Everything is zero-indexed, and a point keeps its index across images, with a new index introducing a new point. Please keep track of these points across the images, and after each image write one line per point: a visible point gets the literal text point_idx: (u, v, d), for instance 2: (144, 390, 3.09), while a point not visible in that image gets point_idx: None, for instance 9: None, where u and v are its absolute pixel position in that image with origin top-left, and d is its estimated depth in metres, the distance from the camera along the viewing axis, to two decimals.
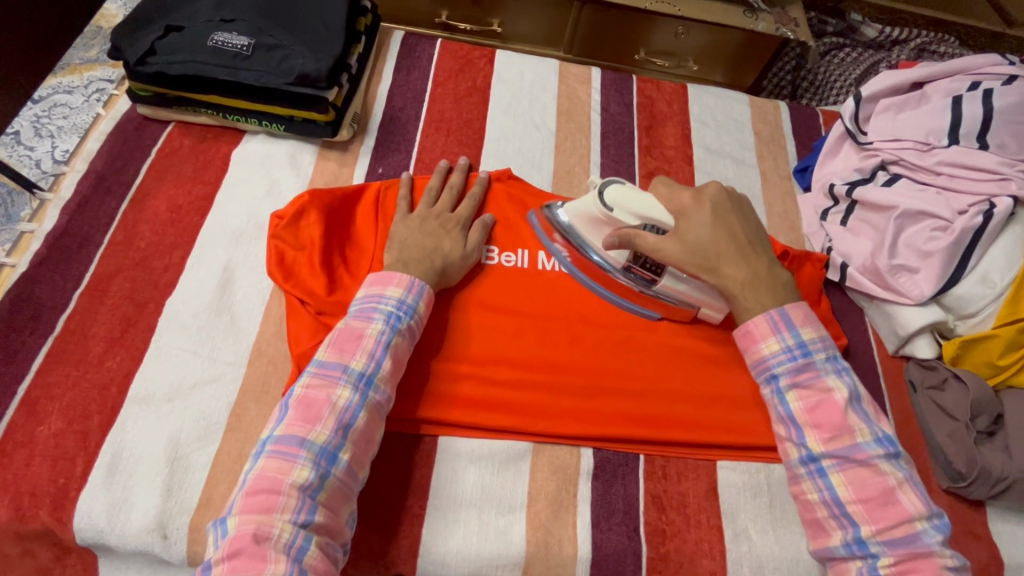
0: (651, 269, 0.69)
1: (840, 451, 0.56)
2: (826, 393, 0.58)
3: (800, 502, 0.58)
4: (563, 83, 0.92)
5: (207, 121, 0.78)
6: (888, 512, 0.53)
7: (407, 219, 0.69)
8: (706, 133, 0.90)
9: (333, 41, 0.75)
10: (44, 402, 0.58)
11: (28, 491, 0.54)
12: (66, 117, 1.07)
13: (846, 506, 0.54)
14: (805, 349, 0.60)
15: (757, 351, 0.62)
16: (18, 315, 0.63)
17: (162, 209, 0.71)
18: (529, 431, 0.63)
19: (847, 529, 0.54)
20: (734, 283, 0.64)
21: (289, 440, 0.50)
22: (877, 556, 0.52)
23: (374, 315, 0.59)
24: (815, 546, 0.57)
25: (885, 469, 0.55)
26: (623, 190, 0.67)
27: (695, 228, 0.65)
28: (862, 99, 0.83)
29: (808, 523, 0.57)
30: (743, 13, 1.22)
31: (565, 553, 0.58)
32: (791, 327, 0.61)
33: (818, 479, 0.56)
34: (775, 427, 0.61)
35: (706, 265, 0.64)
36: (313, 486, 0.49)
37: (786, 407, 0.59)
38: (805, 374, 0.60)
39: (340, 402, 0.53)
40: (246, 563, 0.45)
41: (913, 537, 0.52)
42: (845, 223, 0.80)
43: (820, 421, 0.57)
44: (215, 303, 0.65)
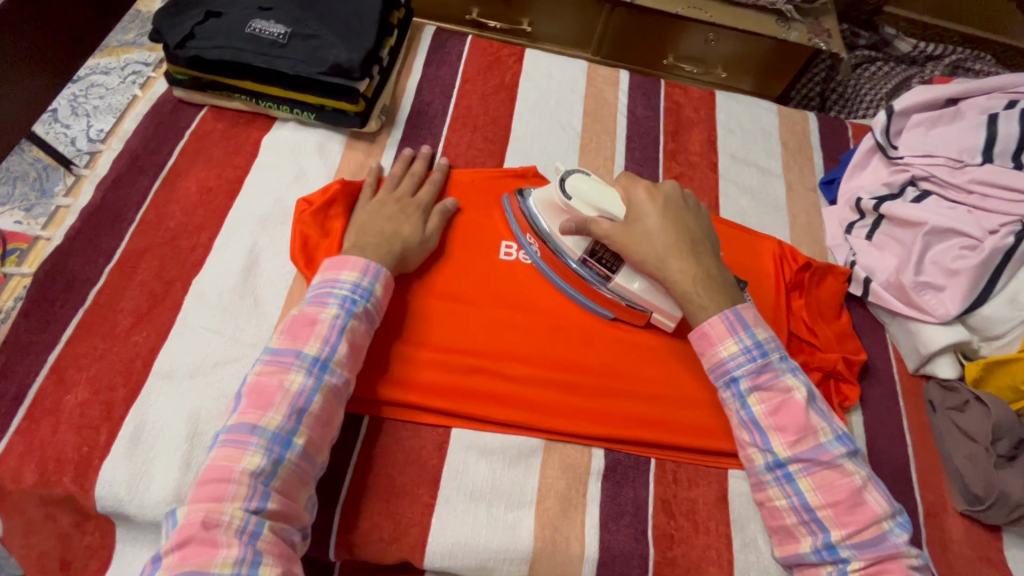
0: (606, 266, 0.68)
1: (805, 454, 0.57)
2: (787, 394, 0.59)
3: (767, 509, 0.59)
4: (590, 84, 0.92)
5: (239, 106, 0.79)
6: (855, 515, 0.55)
7: (368, 204, 0.70)
8: (732, 140, 0.89)
9: (368, 32, 0.75)
10: (72, 371, 0.60)
11: (53, 457, 0.56)
12: (102, 97, 1.10)
13: (816, 511, 0.56)
14: (762, 350, 0.61)
15: (715, 355, 0.62)
16: (51, 286, 0.64)
17: (193, 191, 0.72)
18: (541, 428, 0.63)
19: (817, 534, 0.55)
20: (687, 280, 0.64)
21: (240, 427, 0.51)
22: (847, 560, 0.54)
23: (328, 300, 0.60)
24: (782, 552, 0.58)
25: (850, 468, 0.56)
26: (586, 181, 0.69)
27: (648, 224, 0.65)
28: (895, 113, 0.82)
29: (776, 530, 0.58)
30: (776, 22, 1.21)
31: (571, 551, 0.58)
32: (747, 328, 0.62)
33: (786, 485, 0.57)
34: (737, 432, 0.61)
35: (660, 261, 0.64)
36: (265, 473, 0.50)
37: (747, 412, 0.60)
38: (765, 375, 0.60)
39: (293, 387, 0.54)
40: (196, 550, 0.46)
41: (880, 538, 0.54)
42: (870, 238, 0.79)
43: (783, 424, 0.58)
44: (240, 285, 0.67)
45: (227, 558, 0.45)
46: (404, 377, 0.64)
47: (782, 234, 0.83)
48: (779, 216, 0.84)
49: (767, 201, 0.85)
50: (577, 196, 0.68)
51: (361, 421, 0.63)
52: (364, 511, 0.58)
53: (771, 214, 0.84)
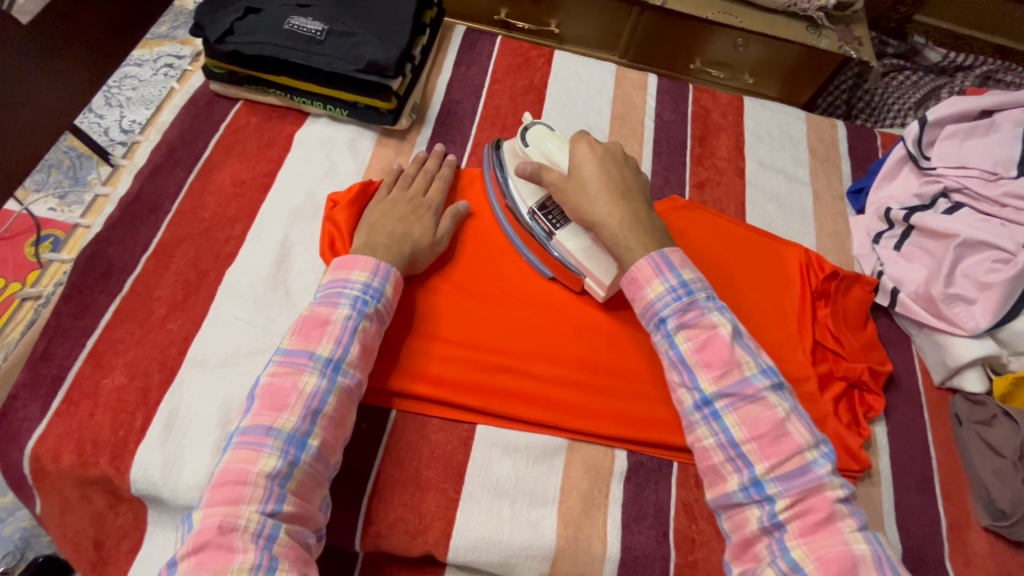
0: (552, 221, 0.70)
1: (729, 389, 0.55)
2: (712, 330, 0.58)
3: (696, 451, 0.57)
4: (618, 87, 0.92)
5: (274, 101, 0.81)
6: (778, 447, 0.53)
7: (380, 203, 0.71)
8: (760, 147, 0.89)
9: (402, 30, 0.76)
10: (109, 356, 0.61)
11: (90, 439, 0.57)
12: (135, 88, 1.16)
13: (741, 446, 0.54)
14: (688, 289, 0.60)
15: (643, 297, 0.61)
16: (91, 273, 0.66)
17: (228, 183, 0.74)
18: (565, 427, 0.64)
19: (743, 470, 0.53)
20: (614, 223, 0.63)
21: (255, 429, 0.52)
22: (773, 497, 0.52)
23: (339, 300, 0.60)
24: (713, 495, 0.55)
25: (773, 401, 0.55)
26: (545, 134, 0.72)
27: (583, 170, 0.66)
28: (928, 124, 0.81)
29: (705, 471, 0.56)
30: (807, 29, 1.20)
31: (593, 551, 0.59)
32: (673, 268, 0.60)
33: (713, 423, 0.55)
34: (668, 375, 0.60)
35: (589, 202, 0.65)
36: (281, 475, 0.50)
37: (675, 351, 0.58)
38: (691, 313, 0.59)
39: (307, 388, 0.54)
40: (213, 555, 0.46)
41: (804, 469, 0.52)
42: (899, 248, 0.78)
43: (709, 359, 0.57)
44: (272, 277, 0.68)
45: (243, 563, 0.45)
46: (438, 376, 0.65)
47: (808, 242, 0.82)
48: (805, 224, 0.84)
49: (793, 209, 0.85)
50: (530, 149, 0.71)
51: (388, 414, 0.64)
52: (389, 502, 0.59)
53: (798, 221, 0.84)
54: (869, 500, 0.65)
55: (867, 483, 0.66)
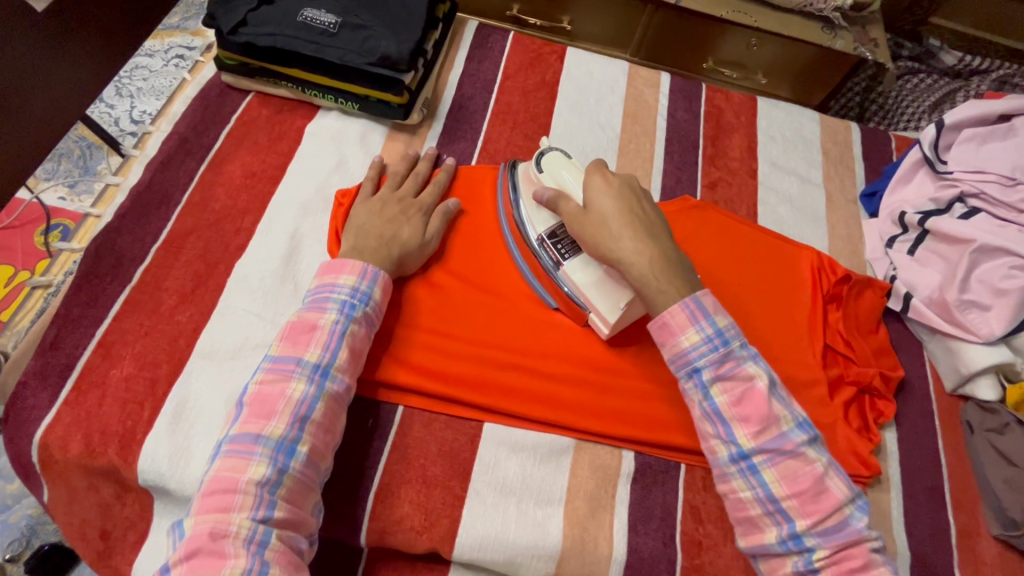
0: (561, 251, 0.67)
1: (769, 445, 0.54)
2: (749, 382, 0.56)
3: (731, 501, 0.56)
4: (631, 85, 0.91)
5: (285, 94, 0.80)
6: (819, 503, 0.52)
7: (368, 202, 0.70)
8: (773, 148, 0.88)
9: (415, 24, 0.75)
10: (118, 346, 0.61)
11: (98, 429, 0.57)
12: (146, 79, 1.17)
13: (781, 502, 0.53)
14: (724, 338, 0.57)
15: (675, 345, 0.58)
16: (101, 262, 0.66)
17: (238, 174, 0.73)
18: (573, 427, 0.64)
19: (782, 524, 0.53)
20: (642, 262, 0.59)
21: (244, 437, 0.50)
22: (812, 551, 0.52)
23: (327, 305, 0.59)
24: (747, 542, 0.55)
25: (812, 456, 0.54)
26: (561, 163, 0.69)
27: (603, 204, 0.62)
28: (944, 127, 0.80)
29: (741, 521, 0.56)
30: (822, 29, 1.18)
31: (599, 552, 0.58)
32: (708, 316, 0.57)
33: (751, 477, 0.54)
34: (699, 424, 0.58)
35: (612, 239, 0.61)
36: (271, 482, 0.48)
37: (710, 403, 0.56)
38: (727, 364, 0.57)
39: (294, 395, 0.53)
40: (203, 561, 0.44)
41: (843, 524, 0.52)
42: (913, 252, 0.77)
43: (747, 414, 0.55)
44: (281, 269, 0.68)
45: (235, 568, 0.44)
46: (446, 373, 0.64)
47: (820, 244, 0.82)
48: (818, 226, 0.83)
49: (805, 211, 0.84)
50: (547, 179, 0.68)
51: (396, 409, 0.63)
52: (395, 498, 0.59)
53: (810, 224, 0.83)
54: (878, 507, 0.65)
55: (876, 489, 0.66)
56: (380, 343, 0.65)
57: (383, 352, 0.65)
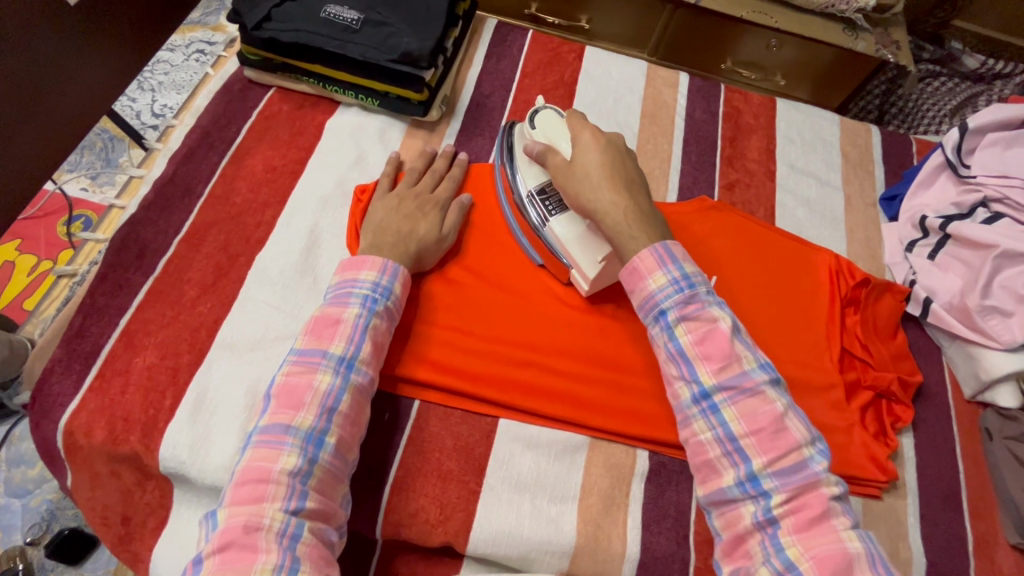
0: (548, 208, 0.68)
1: (730, 382, 0.54)
2: (713, 324, 0.56)
3: (691, 446, 0.55)
4: (649, 84, 0.91)
5: (306, 89, 0.81)
6: (777, 442, 0.52)
7: (386, 199, 0.70)
8: (792, 149, 0.88)
9: (437, 21, 0.76)
10: (141, 335, 0.62)
11: (122, 416, 0.58)
12: (167, 73, 1.19)
13: (738, 440, 0.53)
14: (690, 281, 0.57)
15: (644, 288, 0.58)
16: (126, 253, 0.67)
17: (259, 168, 0.74)
18: (588, 425, 0.64)
19: (740, 465, 0.52)
20: (617, 212, 0.60)
21: (274, 428, 0.51)
22: (768, 492, 0.51)
23: (350, 299, 0.59)
24: (705, 491, 0.54)
25: (772, 395, 0.54)
26: (553, 119, 0.69)
27: (586, 156, 0.62)
28: (969, 131, 0.79)
29: (700, 466, 0.55)
30: (843, 31, 1.17)
31: (613, 550, 0.59)
32: (676, 260, 0.58)
33: (711, 416, 0.54)
34: (665, 368, 0.58)
35: (591, 188, 0.61)
36: (303, 472, 0.49)
37: (675, 343, 0.57)
38: (692, 306, 0.57)
39: (322, 386, 0.53)
40: (236, 555, 0.45)
41: (800, 465, 0.51)
42: (933, 257, 0.77)
43: (709, 352, 0.55)
44: (301, 263, 0.68)
45: (266, 563, 0.44)
46: (465, 371, 0.65)
47: (838, 248, 0.81)
48: (836, 229, 0.82)
49: (824, 214, 0.83)
50: (537, 134, 0.69)
51: (412, 403, 0.64)
52: (411, 491, 0.60)
53: (828, 227, 0.82)
54: (894, 513, 0.65)
55: (892, 494, 0.66)
56: (399, 339, 0.65)
57: (399, 348, 0.65)
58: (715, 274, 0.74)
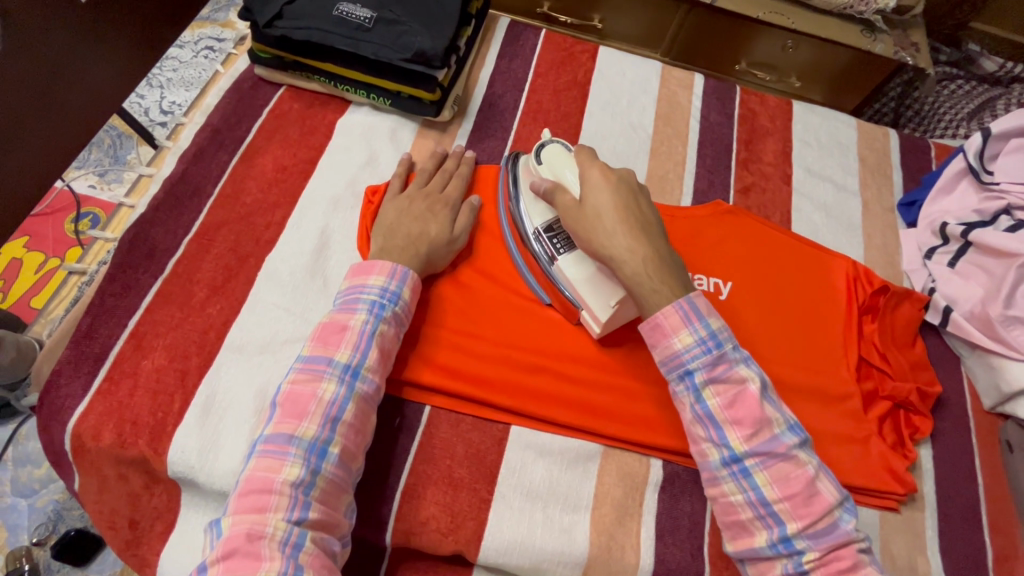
0: (556, 246, 0.65)
1: (762, 448, 0.53)
2: (742, 385, 0.54)
3: (721, 505, 0.55)
4: (664, 85, 0.90)
5: (317, 88, 0.80)
6: (811, 506, 0.51)
7: (396, 200, 0.69)
8: (809, 153, 0.86)
9: (450, 21, 0.74)
10: (150, 337, 0.61)
11: (130, 419, 0.58)
12: (175, 70, 1.18)
13: (772, 504, 0.52)
14: (717, 340, 0.55)
15: (669, 347, 0.56)
16: (134, 253, 0.66)
17: (269, 168, 0.73)
18: (601, 433, 0.63)
19: (773, 528, 0.52)
20: (635, 261, 0.57)
21: (278, 437, 0.50)
22: (803, 553, 0.50)
23: (357, 305, 0.58)
24: (736, 546, 0.54)
25: (803, 458, 0.53)
26: (560, 154, 0.65)
27: (598, 198, 0.59)
28: (991, 136, 0.77)
29: (730, 525, 0.54)
30: (862, 32, 1.16)
31: (626, 560, 0.58)
32: (701, 317, 0.56)
33: (743, 480, 0.53)
34: (691, 427, 0.56)
35: (605, 234, 0.58)
36: (305, 483, 0.48)
37: (703, 406, 0.55)
38: (720, 367, 0.55)
39: (326, 396, 0.52)
40: (240, 563, 0.44)
41: (833, 527, 0.51)
42: (953, 265, 0.75)
43: (740, 417, 0.53)
44: (311, 265, 0.67)
45: (270, 571, 0.44)
46: (480, 377, 0.63)
47: (855, 254, 0.80)
48: (853, 235, 0.81)
49: (841, 219, 0.82)
50: (545, 170, 0.65)
51: (423, 410, 0.63)
52: (422, 499, 0.59)
53: (845, 232, 0.81)
54: (913, 526, 0.63)
55: (910, 507, 0.64)
56: (407, 342, 0.64)
57: (409, 350, 0.64)
58: (731, 279, 0.73)
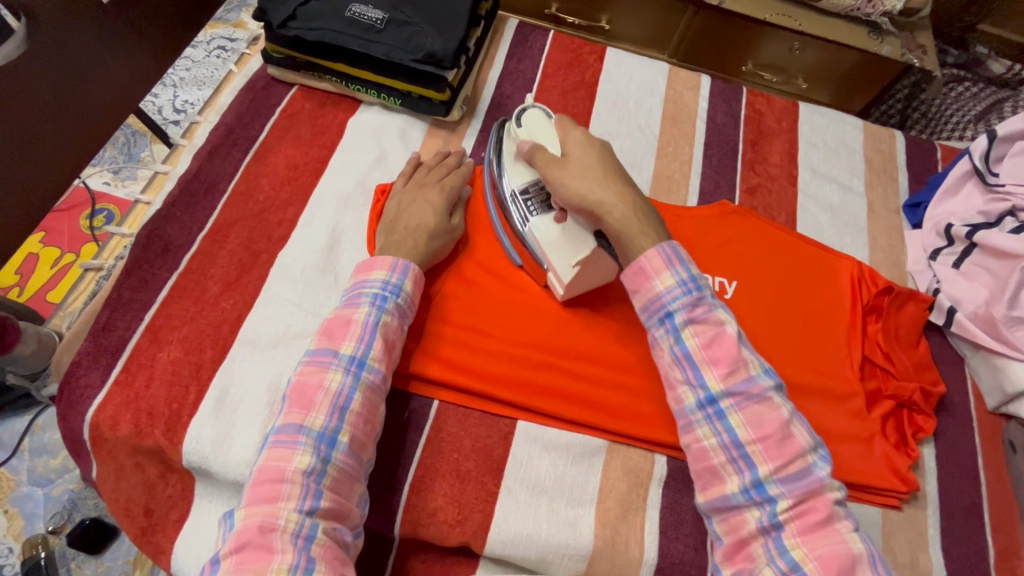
0: (529, 208, 0.66)
1: (737, 388, 0.54)
2: (720, 327, 0.56)
3: (694, 452, 0.55)
4: (671, 86, 0.90)
5: (329, 87, 0.81)
6: (783, 448, 0.52)
7: (400, 198, 0.70)
8: (814, 154, 0.87)
9: (460, 22, 0.75)
10: (165, 330, 0.63)
11: (146, 410, 0.59)
12: (188, 69, 1.20)
13: (745, 447, 0.52)
14: (697, 284, 0.58)
15: (651, 288, 0.58)
16: (151, 249, 0.68)
17: (281, 166, 0.75)
18: (607, 429, 0.64)
19: (744, 472, 0.52)
20: (626, 207, 0.61)
21: (288, 428, 0.51)
22: (774, 499, 0.51)
23: (361, 299, 0.59)
24: (706, 497, 0.54)
25: (777, 402, 0.54)
26: (540, 121, 0.68)
27: (588, 154, 0.64)
28: (997, 139, 0.78)
29: (702, 472, 0.55)
30: (868, 34, 1.16)
31: (631, 554, 0.59)
32: (682, 262, 0.59)
33: (716, 423, 0.54)
34: (668, 371, 0.58)
35: (598, 183, 0.61)
36: (316, 472, 0.50)
37: (681, 347, 0.56)
38: (699, 308, 0.57)
39: (332, 386, 0.53)
40: (253, 555, 0.46)
41: (805, 471, 0.52)
42: (958, 266, 0.76)
43: (717, 356, 0.55)
44: (323, 262, 0.69)
45: (282, 563, 0.45)
46: (487, 372, 0.65)
47: (860, 255, 0.80)
48: (858, 236, 0.81)
49: (846, 220, 0.82)
50: (525, 134, 0.67)
51: (430, 404, 0.64)
52: (429, 492, 0.60)
53: (850, 233, 0.81)
54: (914, 524, 0.64)
55: (912, 506, 0.65)
56: (413, 336, 0.66)
57: (416, 346, 0.65)
58: (736, 279, 0.74)
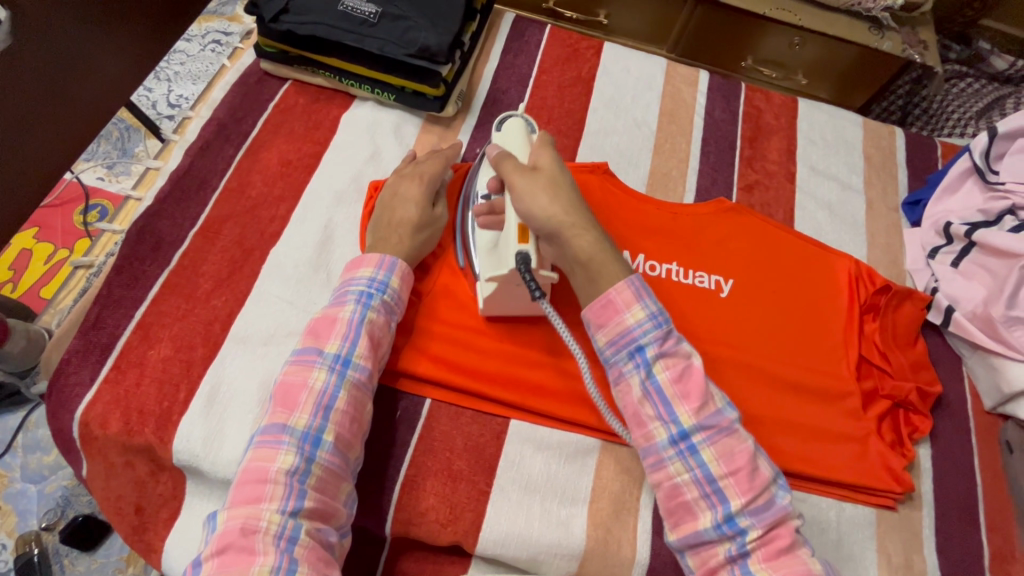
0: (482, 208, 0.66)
1: (707, 422, 0.53)
2: (688, 361, 0.55)
3: (665, 489, 0.53)
4: (668, 82, 0.89)
5: (322, 82, 0.80)
6: (753, 482, 0.51)
7: (382, 193, 0.69)
8: (813, 151, 0.86)
9: (455, 15, 0.75)
10: (156, 328, 0.62)
11: (136, 409, 0.59)
12: (183, 63, 1.19)
13: (718, 481, 0.51)
14: (665, 317, 0.56)
15: (620, 322, 0.56)
16: (142, 245, 0.67)
17: (274, 162, 0.74)
18: (600, 428, 0.63)
19: (716, 507, 0.51)
20: (595, 236, 0.57)
21: (272, 428, 0.51)
22: (746, 532, 0.50)
23: (347, 297, 0.59)
24: (679, 534, 0.53)
25: (744, 433, 0.53)
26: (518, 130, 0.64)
27: (561, 174, 0.59)
28: (998, 136, 0.77)
29: (675, 508, 0.53)
30: (869, 29, 1.15)
31: (622, 554, 0.58)
32: (651, 294, 0.57)
33: (688, 457, 0.52)
34: (635, 406, 0.55)
35: (570, 206, 0.57)
36: (300, 471, 0.49)
37: (651, 381, 0.54)
38: (670, 342, 0.55)
39: (317, 385, 0.53)
40: (235, 557, 0.45)
41: (771, 502, 0.51)
42: (957, 265, 0.75)
43: (688, 390, 0.53)
44: (315, 259, 0.68)
45: (264, 565, 0.45)
46: (481, 370, 0.64)
47: (859, 254, 0.79)
48: (857, 234, 0.81)
49: (844, 218, 0.82)
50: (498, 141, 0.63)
51: (423, 403, 0.64)
52: (421, 491, 0.59)
53: (849, 231, 0.81)
54: (909, 525, 0.64)
55: (907, 506, 0.65)
56: (403, 333, 0.65)
57: (406, 343, 0.65)
58: (733, 277, 0.73)
